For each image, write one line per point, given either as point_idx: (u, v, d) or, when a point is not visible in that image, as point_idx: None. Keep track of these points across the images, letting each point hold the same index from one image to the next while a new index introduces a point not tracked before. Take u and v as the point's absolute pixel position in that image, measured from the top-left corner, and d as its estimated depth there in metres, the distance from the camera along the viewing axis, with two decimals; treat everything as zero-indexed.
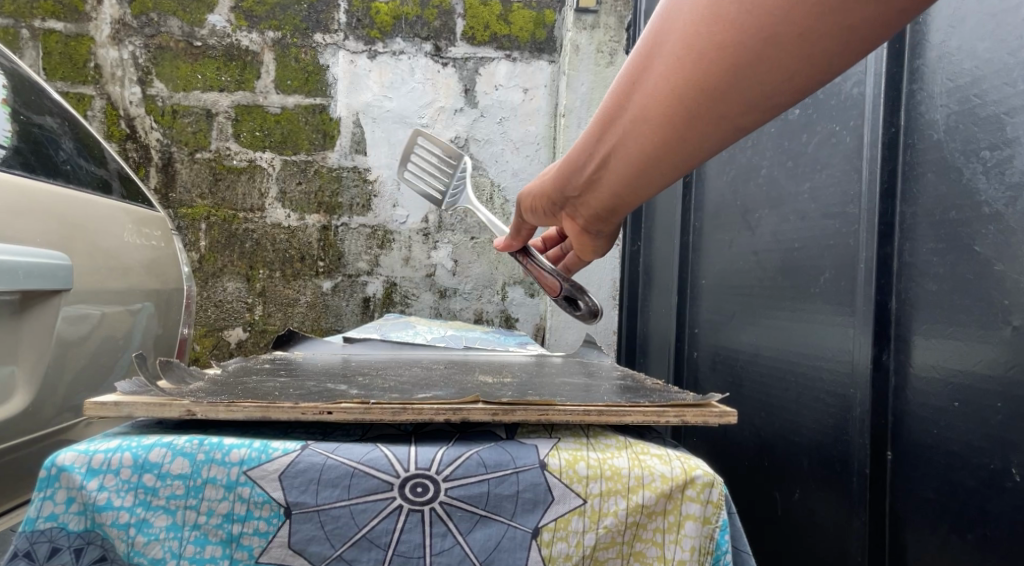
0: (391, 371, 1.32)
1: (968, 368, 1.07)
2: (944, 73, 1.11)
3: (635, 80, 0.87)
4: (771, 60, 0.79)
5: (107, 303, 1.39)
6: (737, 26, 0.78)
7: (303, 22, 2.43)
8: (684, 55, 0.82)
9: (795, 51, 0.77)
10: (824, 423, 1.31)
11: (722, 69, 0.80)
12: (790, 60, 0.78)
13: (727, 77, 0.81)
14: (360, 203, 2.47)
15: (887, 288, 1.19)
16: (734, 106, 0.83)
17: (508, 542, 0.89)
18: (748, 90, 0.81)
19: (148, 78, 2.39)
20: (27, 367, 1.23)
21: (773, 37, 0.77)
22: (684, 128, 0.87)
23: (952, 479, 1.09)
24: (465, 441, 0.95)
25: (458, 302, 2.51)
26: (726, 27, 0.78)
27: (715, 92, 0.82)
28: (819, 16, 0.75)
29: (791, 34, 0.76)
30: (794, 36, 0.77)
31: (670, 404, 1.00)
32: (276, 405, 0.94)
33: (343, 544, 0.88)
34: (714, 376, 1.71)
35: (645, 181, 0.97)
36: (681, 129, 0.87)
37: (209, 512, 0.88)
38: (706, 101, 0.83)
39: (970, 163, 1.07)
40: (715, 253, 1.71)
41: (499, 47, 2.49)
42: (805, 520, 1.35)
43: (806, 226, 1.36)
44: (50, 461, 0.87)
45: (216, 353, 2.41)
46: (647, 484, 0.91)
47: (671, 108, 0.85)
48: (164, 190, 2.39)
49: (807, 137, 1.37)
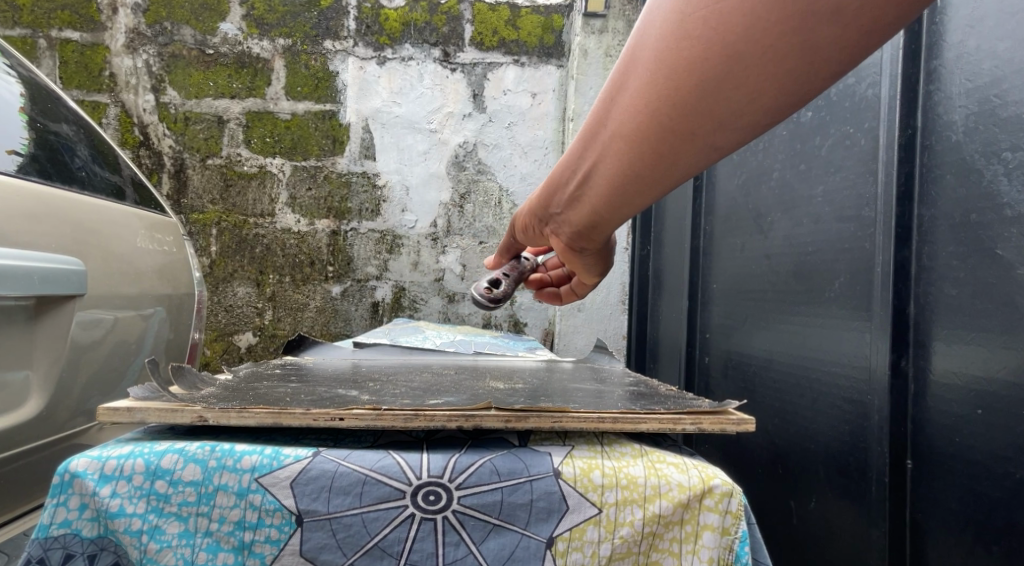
0: (402, 377, 1.31)
1: (991, 373, 1.05)
2: (962, 73, 1.10)
3: (615, 95, 0.87)
4: (753, 76, 0.78)
5: (120, 308, 1.39)
6: (713, 38, 0.77)
7: (312, 29, 2.44)
8: (661, 68, 0.81)
9: (777, 65, 0.77)
10: (840, 430, 1.29)
11: (699, 81, 0.80)
12: (771, 78, 0.78)
13: (708, 95, 0.80)
14: (369, 208, 2.46)
15: (905, 292, 1.17)
16: (718, 124, 0.83)
17: (522, 551, 0.88)
18: (732, 106, 0.81)
19: (162, 86, 2.40)
20: (42, 372, 1.23)
21: (752, 48, 0.77)
22: (666, 148, 0.85)
23: (976, 487, 1.07)
24: (477, 448, 0.94)
25: (466, 306, 2.50)
26: (704, 39, 0.78)
27: (694, 106, 0.81)
28: (798, 27, 0.75)
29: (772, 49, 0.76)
30: (773, 48, 0.76)
31: (685, 412, 0.99)
32: (287, 411, 0.93)
33: (355, 553, 0.87)
34: (726, 382, 1.69)
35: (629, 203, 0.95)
36: (664, 147, 0.85)
37: (221, 519, 0.87)
38: (686, 115, 0.82)
39: (990, 165, 1.06)
40: (726, 257, 1.70)
41: (508, 52, 2.48)
42: (821, 528, 1.34)
43: (820, 229, 1.35)
44: (64, 467, 0.86)
45: (226, 358, 2.41)
46: (664, 493, 0.90)
47: (653, 126, 0.84)
48: (176, 196, 2.40)
49: (821, 140, 1.36)
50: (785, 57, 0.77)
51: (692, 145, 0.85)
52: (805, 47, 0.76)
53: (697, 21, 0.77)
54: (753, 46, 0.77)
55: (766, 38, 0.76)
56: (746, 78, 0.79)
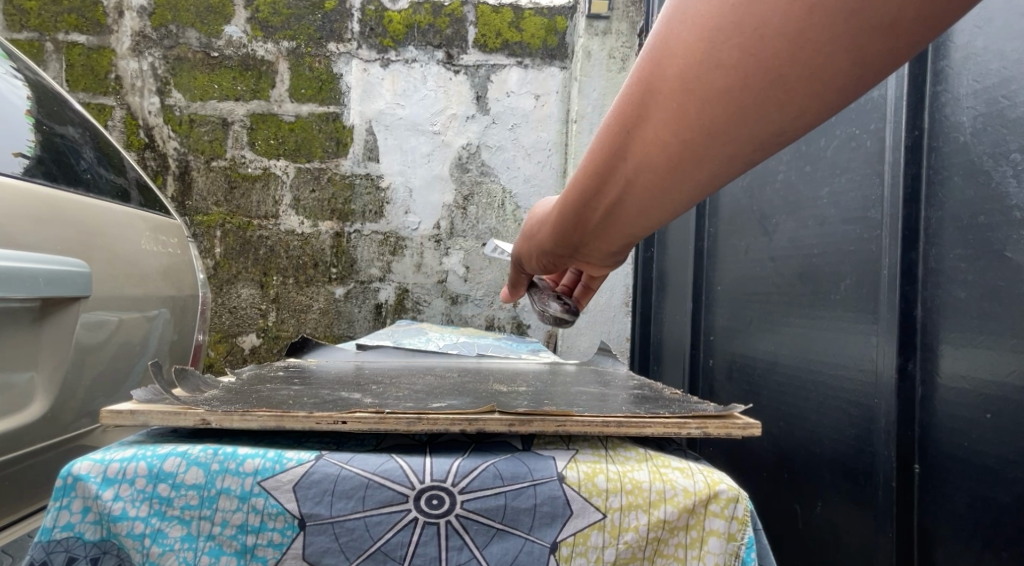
0: (405, 379, 1.31)
1: (1000, 377, 1.04)
2: (970, 75, 1.09)
3: (627, 126, 0.76)
4: (783, 102, 0.70)
5: (124, 310, 1.38)
6: (736, 61, 0.69)
7: (317, 32, 2.44)
8: (681, 96, 0.72)
9: (811, 88, 0.69)
10: (846, 434, 1.28)
11: (722, 110, 0.71)
12: (804, 102, 0.70)
13: (734, 123, 0.72)
14: (372, 210, 2.46)
15: (912, 295, 1.17)
16: (747, 141, 0.73)
17: (526, 556, 0.88)
18: (761, 133, 0.72)
19: (167, 88, 2.40)
20: (46, 374, 1.23)
21: (779, 71, 0.68)
22: (689, 178, 0.77)
23: (985, 492, 1.06)
24: (481, 451, 0.93)
25: (470, 308, 2.49)
26: (725, 63, 0.69)
27: (720, 137, 0.73)
28: (829, 45, 0.66)
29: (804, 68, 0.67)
30: (806, 70, 0.68)
31: (690, 416, 0.98)
32: (290, 414, 0.93)
33: (357, 557, 0.87)
34: (731, 385, 1.68)
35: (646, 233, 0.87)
36: (686, 178, 0.77)
37: (223, 523, 0.87)
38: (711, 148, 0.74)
39: (999, 167, 1.05)
40: (731, 259, 1.69)
41: (511, 54, 2.48)
42: (827, 532, 1.33)
43: (825, 232, 1.34)
44: (67, 470, 0.86)
45: (230, 360, 2.41)
46: (669, 499, 0.89)
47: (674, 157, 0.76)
48: (181, 198, 2.40)
49: (826, 141, 1.36)
50: (822, 64, 0.67)
51: (717, 170, 0.76)
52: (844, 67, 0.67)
53: (721, 37, 0.68)
54: (785, 51, 0.67)
55: (797, 56, 0.67)
56: (779, 88, 0.69)
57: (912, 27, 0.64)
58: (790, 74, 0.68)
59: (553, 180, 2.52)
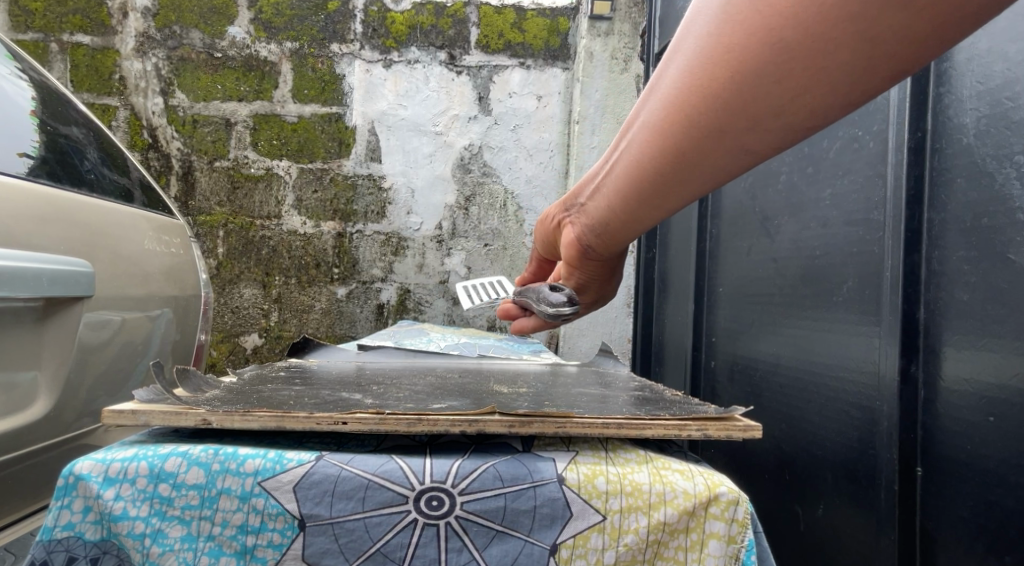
0: (407, 380, 1.31)
1: (1003, 380, 1.04)
2: (973, 76, 1.09)
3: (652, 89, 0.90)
4: (779, 83, 0.80)
5: (127, 310, 1.39)
6: (741, 40, 0.79)
7: (319, 32, 2.44)
8: (693, 65, 0.83)
9: (805, 73, 0.78)
10: (848, 436, 1.28)
11: (725, 84, 0.81)
12: (798, 85, 0.79)
13: (735, 97, 0.82)
14: (374, 211, 2.47)
15: (915, 297, 1.17)
16: (747, 120, 0.83)
17: (525, 558, 0.88)
18: (761, 112, 0.82)
19: (170, 89, 2.41)
20: (49, 373, 1.23)
21: (779, 53, 0.78)
22: (691, 149, 0.87)
23: (988, 495, 1.06)
24: (480, 453, 0.93)
25: (471, 309, 2.50)
26: (732, 40, 0.80)
27: (720, 110, 0.83)
28: (827, 34, 0.76)
29: (801, 54, 0.77)
30: (802, 55, 0.77)
31: (690, 418, 0.98)
32: (291, 415, 0.93)
33: (357, 558, 0.87)
34: (733, 387, 1.68)
35: (657, 201, 0.98)
36: (689, 148, 0.88)
37: (224, 523, 0.87)
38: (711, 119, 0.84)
39: (1002, 169, 1.05)
40: (733, 260, 1.69)
41: (514, 54, 2.48)
42: (829, 534, 1.33)
43: (827, 233, 1.34)
44: (68, 469, 0.86)
45: (232, 359, 2.41)
46: (669, 501, 0.89)
47: (678, 126, 0.86)
48: (184, 198, 2.40)
49: (829, 142, 1.36)
50: (818, 49, 0.77)
51: (719, 145, 0.86)
52: (836, 59, 0.77)
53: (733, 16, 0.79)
54: (788, 33, 0.77)
55: (797, 42, 0.77)
56: (777, 68, 0.79)
57: (903, 27, 0.73)
58: (788, 58, 0.78)
59: (555, 180, 2.52)
